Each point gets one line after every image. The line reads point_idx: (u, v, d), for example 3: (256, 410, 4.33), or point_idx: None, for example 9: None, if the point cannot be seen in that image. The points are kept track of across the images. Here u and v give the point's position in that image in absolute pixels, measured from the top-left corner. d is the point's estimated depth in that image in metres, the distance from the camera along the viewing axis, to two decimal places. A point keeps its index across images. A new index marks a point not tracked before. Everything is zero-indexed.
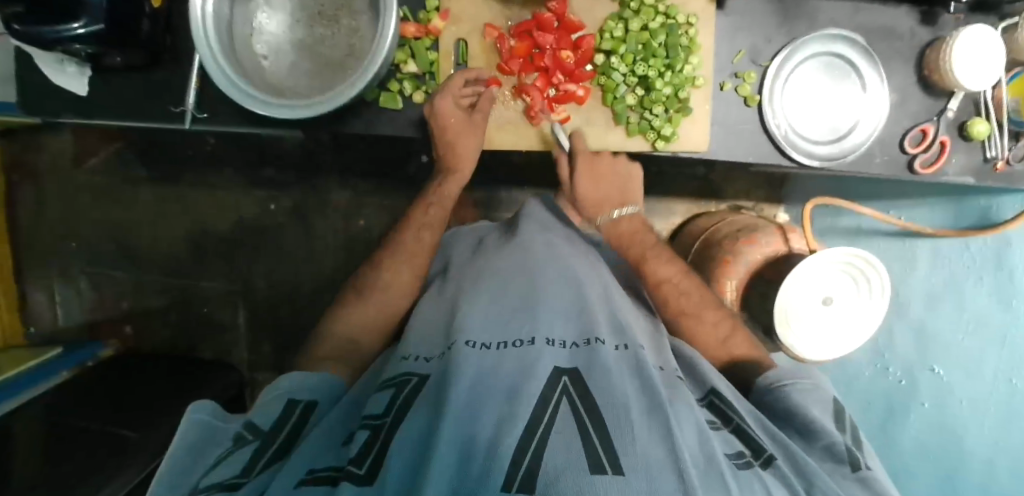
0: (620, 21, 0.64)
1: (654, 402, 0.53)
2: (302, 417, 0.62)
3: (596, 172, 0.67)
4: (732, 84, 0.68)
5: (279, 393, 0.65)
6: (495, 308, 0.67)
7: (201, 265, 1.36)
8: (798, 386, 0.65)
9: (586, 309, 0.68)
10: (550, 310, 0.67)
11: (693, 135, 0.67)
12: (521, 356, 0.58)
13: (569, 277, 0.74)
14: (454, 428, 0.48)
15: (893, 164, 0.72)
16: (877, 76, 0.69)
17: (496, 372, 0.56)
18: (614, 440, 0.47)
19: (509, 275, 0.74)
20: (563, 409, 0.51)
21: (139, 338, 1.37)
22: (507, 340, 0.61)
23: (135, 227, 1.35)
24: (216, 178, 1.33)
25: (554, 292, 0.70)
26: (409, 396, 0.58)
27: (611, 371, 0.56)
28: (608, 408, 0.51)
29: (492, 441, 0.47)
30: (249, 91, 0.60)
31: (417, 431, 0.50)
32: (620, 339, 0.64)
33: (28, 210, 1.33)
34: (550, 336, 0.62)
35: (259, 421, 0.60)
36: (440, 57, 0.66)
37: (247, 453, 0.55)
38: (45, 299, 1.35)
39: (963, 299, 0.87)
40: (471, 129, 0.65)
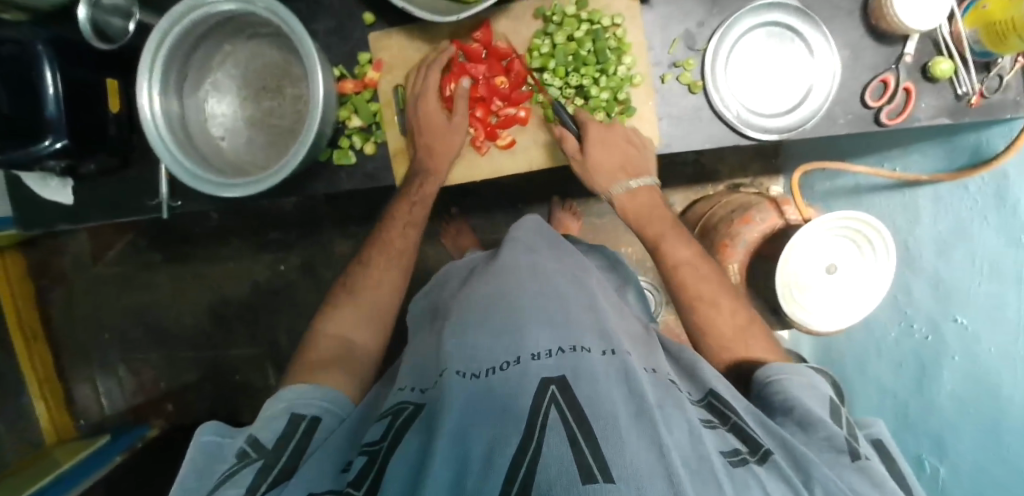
0: (546, 36, 0.65)
1: (643, 408, 0.50)
2: (306, 433, 0.60)
3: (606, 136, 0.66)
4: (674, 74, 0.67)
5: (280, 409, 0.63)
6: (478, 329, 0.62)
7: (223, 335, 1.40)
8: (800, 379, 0.62)
9: (571, 314, 0.64)
10: (537, 322, 0.61)
11: (642, 133, 0.67)
12: (506, 378, 0.54)
13: (556, 284, 0.70)
14: (448, 451, 0.47)
15: (858, 122, 0.70)
16: (822, 36, 0.66)
17: (485, 397, 0.53)
18: (603, 448, 0.44)
19: (489, 285, 0.70)
20: (552, 421, 0.47)
21: (181, 414, 1.41)
22: (493, 362, 0.57)
23: (158, 309, 1.41)
24: (222, 251, 1.39)
25: (538, 296, 0.66)
26: (397, 431, 0.55)
27: (598, 378, 0.53)
28: (596, 417, 0.48)
29: (485, 461, 0.46)
30: (204, 175, 0.63)
31: (411, 459, 0.50)
32: (606, 344, 0.60)
33: (61, 311, 1.41)
34: (536, 350, 0.57)
35: (263, 439, 0.58)
36: (382, 106, 0.69)
37: (248, 473, 0.54)
38: (91, 393, 1.41)
39: (973, 242, 0.81)
40: (452, 131, 0.66)
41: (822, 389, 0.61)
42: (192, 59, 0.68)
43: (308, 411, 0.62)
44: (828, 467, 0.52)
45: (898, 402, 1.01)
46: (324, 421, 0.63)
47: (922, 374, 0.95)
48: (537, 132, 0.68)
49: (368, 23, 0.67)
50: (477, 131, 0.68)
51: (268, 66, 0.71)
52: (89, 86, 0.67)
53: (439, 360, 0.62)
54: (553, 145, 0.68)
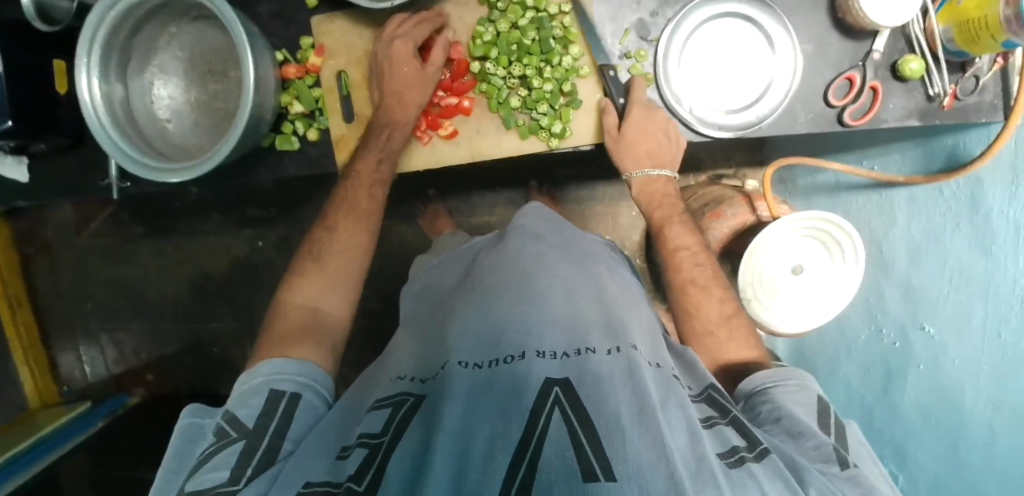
0: (490, 23, 0.63)
1: (646, 405, 0.47)
2: (291, 410, 0.57)
3: (646, 124, 0.62)
4: (625, 66, 0.64)
5: (259, 386, 0.58)
6: (477, 321, 0.59)
7: (206, 308, 1.42)
8: (787, 387, 0.60)
9: (578, 315, 0.59)
10: (543, 319, 0.57)
11: (585, 126, 0.65)
12: (510, 374, 0.51)
13: (571, 274, 0.66)
14: (453, 445, 0.46)
15: (819, 121, 0.67)
16: (783, 28, 0.63)
17: (487, 389, 0.50)
18: (605, 446, 0.43)
19: (493, 271, 0.67)
20: (556, 424, 0.45)
21: (161, 383, 1.44)
22: (497, 353, 0.54)
23: (141, 281, 1.42)
24: (203, 226, 1.40)
25: (538, 283, 0.63)
26: (400, 421, 0.52)
27: (603, 381, 0.49)
28: (598, 414, 0.46)
29: (487, 454, 0.45)
30: (138, 160, 0.62)
31: (410, 455, 0.47)
32: (614, 341, 0.55)
33: (46, 280, 1.42)
34: (541, 347, 0.53)
35: (243, 418, 0.55)
36: (325, 92, 0.68)
37: (229, 456, 0.51)
38: (74, 359, 1.44)
39: (944, 248, 0.78)
40: (421, 84, 0.63)
41: (813, 395, 0.59)
42: (134, 42, 0.67)
43: (288, 387, 0.58)
44: (819, 474, 0.50)
45: (865, 406, 0.98)
46: (308, 396, 0.59)
47: (887, 383, 0.92)
48: (482, 122, 0.65)
49: (310, 7, 0.66)
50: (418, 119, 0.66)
51: (214, 48, 0.70)
52: (34, 67, 0.68)
53: (441, 346, 0.59)
54: (499, 136, 0.65)
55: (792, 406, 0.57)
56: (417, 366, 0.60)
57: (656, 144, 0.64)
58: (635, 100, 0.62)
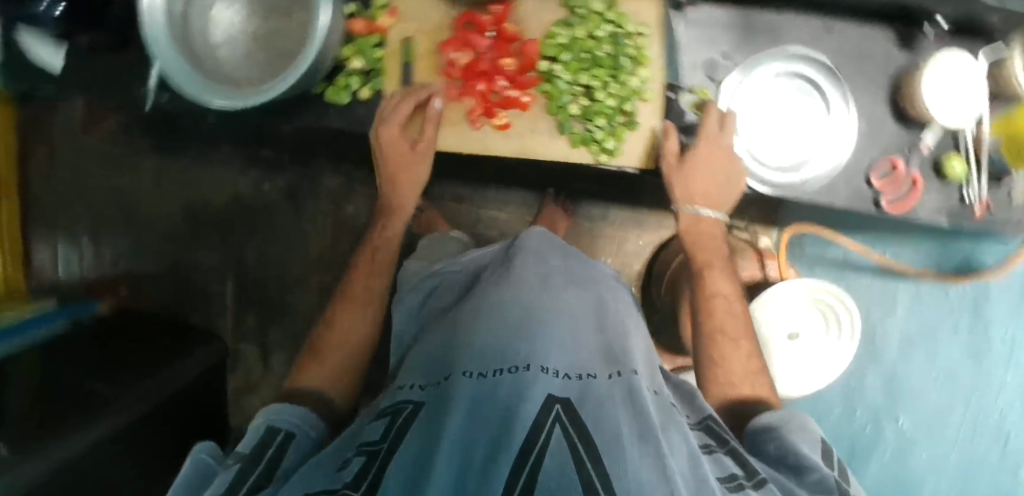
0: (567, 27, 0.62)
1: (644, 426, 0.49)
2: (285, 445, 0.58)
3: (712, 155, 0.62)
4: (688, 100, 0.64)
5: (259, 424, 0.61)
6: (484, 334, 0.60)
7: (197, 237, 1.40)
8: (793, 427, 0.60)
9: (580, 338, 0.61)
10: (548, 338, 0.59)
11: (638, 149, 0.65)
12: (514, 385, 0.52)
13: (580, 303, 0.68)
14: (456, 452, 0.46)
15: (856, 198, 0.68)
16: (843, 98, 0.65)
17: (491, 399, 0.51)
18: (603, 458, 0.44)
19: (505, 289, 0.68)
20: (556, 437, 0.46)
21: (134, 300, 1.41)
22: (502, 364, 0.55)
23: (137, 195, 1.39)
24: (215, 156, 1.37)
25: (548, 307, 0.64)
26: (402, 428, 0.53)
27: (605, 403, 0.51)
28: (598, 431, 0.47)
29: (488, 459, 0.45)
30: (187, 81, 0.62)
31: (410, 456, 0.47)
32: (614, 367, 0.58)
33: (39, 171, 1.37)
34: (546, 363, 0.55)
35: (241, 448, 0.56)
36: (387, 54, 0.65)
37: (225, 477, 0.52)
38: (50, 257, 1.39)
39: (937, 347, 0.87)
40: (416, 159, 0.66)
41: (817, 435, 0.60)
42: None
43: (285, 425, 0.60)
44: None
45: None
46: (302, 435, 0.61)
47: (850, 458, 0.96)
48: (536, 121, 0.64)
49: None
50: (474, 104, 0.64)
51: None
52: None
53: (449, 354, 0.60)
54: (550, 139, 0.64)
55: (798, 444, 0.57)
56: (423, 374, 0.61)
57: (714, 180, 0.63)
58: (706, 132, 0.62)
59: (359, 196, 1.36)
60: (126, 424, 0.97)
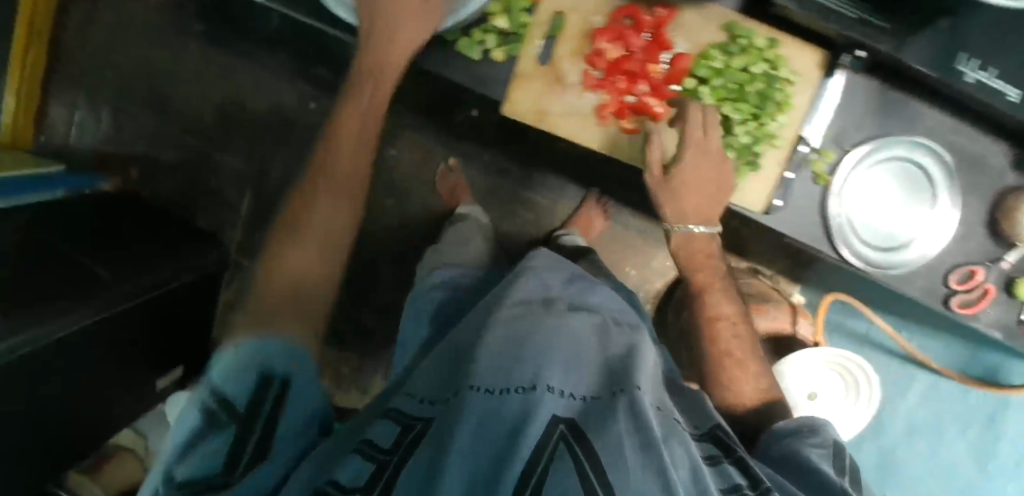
0: (724, 53, 0.60)
1: (645, 439, 0.39)
2: (282, 397, 0.45)
3: (705, 168, 0.60)
4: (810, 156, 0.64)
5: (247, 360, 0.45)
6: (492, 348, 0.51)
7: (224, 137, 1.30)
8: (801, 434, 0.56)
9: (590, 355, 0.51)
10: (554, 352, 0.49)
11: (751, 191, 0.65)
12: (516, 402, 0.42)
13: (597, 327, 0.59)
14: (457, 468, 0.37)
15: (928, 292, 0.70)
16: (951, 197, 0.67)
17: (495, 413, 0.42)
18: (609, 475, 0.36)
19: (519, 311, 0.59)
20: (562, 458, 0.37)
21: (144, 185, 1.33)
22: (507, 383, 0.45)
23: (171, 76, 1.28)
24: (264, 58, 1.26)
25: (563, 327, 0.55)
26: (407, 443, 0.44)
27: (615, 417, 0.41)
28: (604, 446, 0.38)
29: (493, 478, 0.36)
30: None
31: (418, 468, 0.38)
32: (617, 379, 0.47)
33: (75, 24, 1.27)
34: (553, 380, 0.45)
35: (231, 395, 0.43)
36: (534, 23, 0.63)
37: (216, 442, 0.42)
38: (65, 116, 1.30)
39: (941, 443, 1.03)
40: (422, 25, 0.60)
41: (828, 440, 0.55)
42: None
43: (282, 368, 0.46)
44: None
45: None
46: (300, 379, 0.47)
47: None
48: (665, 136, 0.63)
49: None
50: (610, 100, 0.62)
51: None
52: None
53: (455, 369, 0.52)
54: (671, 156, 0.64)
55: (804, 451, 0.53)
56: (433, 387, 0.52)
57: (708, 196, 0.61)
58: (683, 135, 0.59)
59: (404, 142, 1.26)
60: (123, 310, 0.89)
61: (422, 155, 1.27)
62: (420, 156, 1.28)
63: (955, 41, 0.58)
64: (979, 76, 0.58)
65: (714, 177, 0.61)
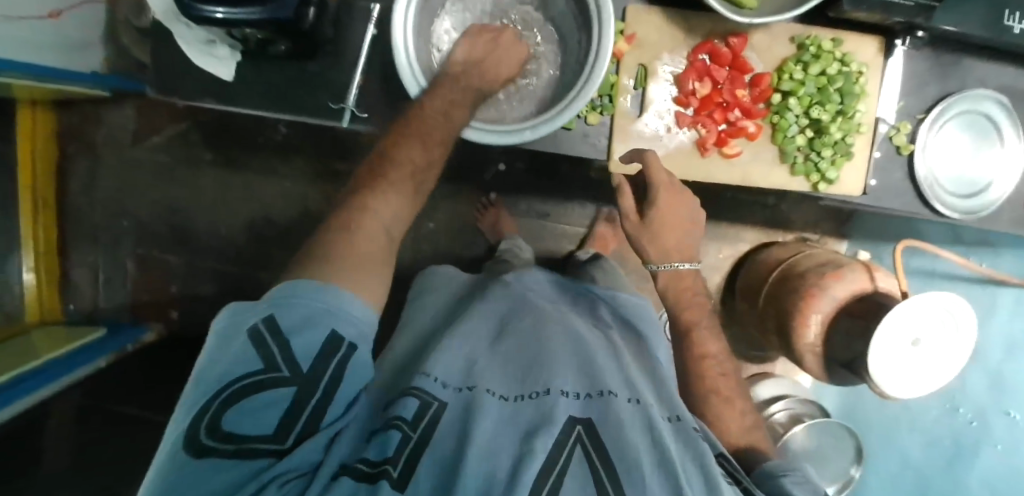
0: (798, 63, 0.65)
1: (664, 460, 0.43)
2: (344, 366, 0.42)
3: (676, 201, 0.62)
4: (888, 132, 0.69)
5: (317, 311, 0.42)
6: (508, 362, 0.54)
7: (254, 254, 1.25)
8: (794, 477, 0.52)
9: (599, 360, 0.55)
10: (564, 361, 0.53)
11: (851, 178, 0.69)
12: (537, 407, 0.47)
13: (597, 332, 0.63)
14: (482, 461, 0.40)
15: (1017, 222, 0.74)
16: (1014, 135, 0.72)
17: (515, 418, 0.46)
18: (623, 484, 0.41)
19: (524, 314, 0.62)
20: (577, 462, 0.42)
21: (186, 325, 1.27)
22: (523, 391, 0.49)
23: (190, 209, 1.25)
24: (279, 168, 1.23)
25: (570, 334, 0.59)
26: (428, 423, 0.45)
27: (625, 425, 0.45)
28: (618, 456, 0.43)
29: (514, 473, 0.40)
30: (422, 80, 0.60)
31: (441, 464, 0.41)
32: (631, 392, 0.51)
33: (80, 184, 1.24)
34: (565, 386, 0.49)
35: (303, 352, 0.40)
36: (620, 80, 0.64)
37: (276, 401, 0.39)
38: (89, 277, 1.26)
39: None
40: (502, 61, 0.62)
41: (817, 488, 0.52)
42: None
43: (350, 333, 0.43)
44: None
45: (920, 477, 1.07)
46: (364, 349, 0.44)
47: (954, 458, 1.02)
48: (761, 150, 0.67)
49: None
50: (708, 133, 0.65)
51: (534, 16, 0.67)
52: None
53: (469, 365, 0.54)
54: (772, 167, 0.68)
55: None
56: (453, 375, 0.52)
57: (683, 231, 0.63)
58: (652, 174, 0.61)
59: (441, 212, 1.25)
60: None
61: (460, 218, 1.26)
62: (456, 219, 1.26)
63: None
64: None
65: (682, 219, 0.63)
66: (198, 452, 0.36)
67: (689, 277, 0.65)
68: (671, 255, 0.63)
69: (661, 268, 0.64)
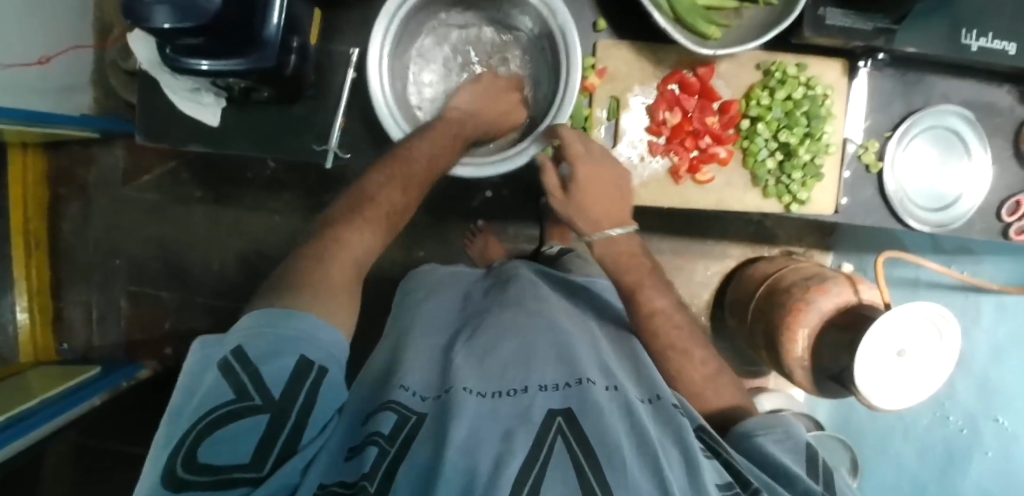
0: (765, 89, 0.67)
1: (644, 446, 0.39)
2: (316, 390, 0.42)
3: (600, 176, 0.62)
4: (856, 151, 0.71)
5: (289, 338, 0.42)
6: (485, 357, 0.50)
7: (247, 287, 1.26)
8: (773, 435, 0.49)
9: (580, 347, 0.51)
10: (544, 352, 0.49)
11: (823, 198, 0.71)
12: (515, 403, 0.43)
13: (576, 314, 0.60)
14: (461, 460, 0.36)
15: (988, 231, 0.75)
16: (981, 147, 0.73)
17: (493, 414, 0.41)
18: (608, 475, 0.36)
19: (509, 307, 0.58)
20: (560, 454, 0.38)
21: (181, 359, 1.26)
22: (501, 386, 0.45)
23: (183, 245, 1.26)
24: (271, 202, 1.24)
25: (553, 322, 0.55)
26: (408, 434, 0.42)
27: (606, 411, 0.42)
28: (600, 445, 0.38)
29: (495, 467, 0.36)
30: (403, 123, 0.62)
31: (420, 467, 0.37)
32: (608, 379, 0.48)
33: (72, 224, 1.25)
34: (544, 379, 0.45)
35: (271, 376, 0.40)
36: (593, 112, 0.67)
37: (246, 427, 0.38)
38: (82, 315, 1.26)
39: None
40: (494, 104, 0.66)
41: (801, 442, 0.49)
42: (416, 19, 0.66)
43: (319, 356, 0.43)
44: None
45: (918, 484, 1.07)
46: (335, 371, 0.44)
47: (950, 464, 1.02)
48: (733, 174, 0.69)
49: (598, 29, 0.66)
50: (681, 161, 0.67)
51: (505, 44, 0.71)
52: (297, 17, 0.61)
53: (448, 365, 0.50)
54: (745, 190, 0.70)
55: (782, 457, 0.46)
56: (427, 382, 0.49)
57: (611, 198, 0.63)
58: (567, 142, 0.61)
59: (431, 241, 1.27)
60: None
61: (449, 245, 1.27)
62: (446, 246, 1.27)
63: (956, 20, 0.66)
64: (980, 43, 0.66)
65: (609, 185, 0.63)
66: (178, 485, 0.36)
67: (625, 240, 0.64)
68: (602, 223, 0.63)
69: (596, 238, 0.63)
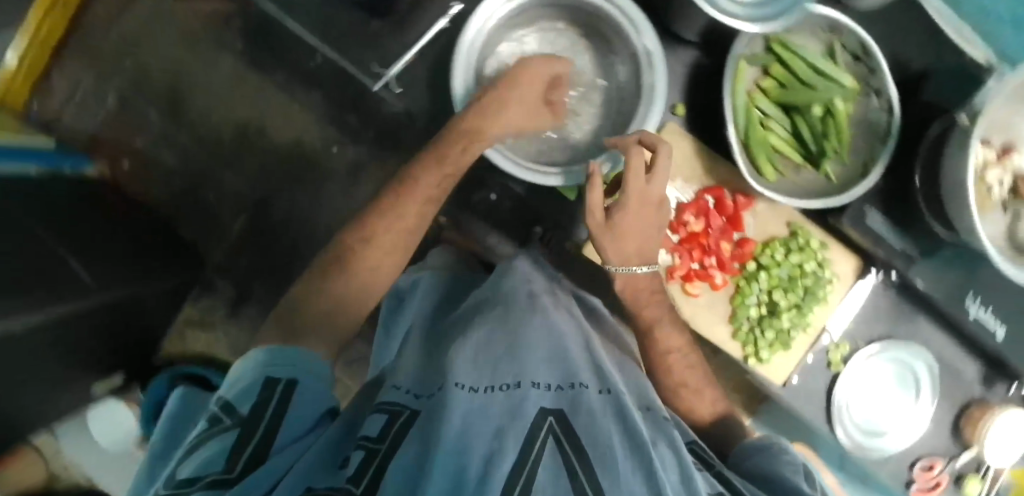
0: (783, 247, 0.70)
1: (636, 441, 0.34)
2: (285, 399, 0.41)
3: (642, 211, 0.58)
4: (827, 344, 0.74)
5: (256, 380, 0.42)
6: (473, 352, 0.44)
7: (231, 154, 1.19)
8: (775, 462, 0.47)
9: (573, 354, 0.47)
10: (540, 355, 0.44)
11: (781, 365, 0.72)
12: (507, 399, 0.37)
13: (583, 326, 0.56)
14: (447, 460, 0.30)
15: (894, 474, 0.78)
16: (931, 400, 0.76)
17: (485, 408, 0.35)
18: (599, 475, 0.31)
19: (498, 306, 0.55)
20: (550, 453, 0.32)
21: (132, 180, 1.20)
22: (493, 379, 0.40)
23: (191, 77, 1.18)
24: (298, 92, 1.15)
25: (553, 330, 0.50)
26: (397, 434, 0.36)
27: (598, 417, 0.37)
28: (591, 442, 0.33)
29: (485, 467, 0.30)
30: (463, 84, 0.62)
31: (408, 465, 0.31)
32: (603, 383, 0.43)
33: None
34: (537, 380, 0.40)
35: (238, 399, 0.40)
36: None
37: (218, 448, 0.36)
38: (65, 88, 1.19)
39: None
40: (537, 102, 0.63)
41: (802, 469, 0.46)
42: (531, 10, 0.66)
43: (284, 374, 0.43)
44: None
45: None
46: (305, 382, 0.44)
47: None
48: (718, 301, 0.71)
49: (675, 112, 0.69)
50: (680, 264, 0.69)
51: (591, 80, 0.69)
52: None
53: (440, 365, 0.45)
54: (719, 321, 0.71)
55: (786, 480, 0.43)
56: (418, 381, 0.45)
57: (645, 237, 0.60)
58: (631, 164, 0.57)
59: None
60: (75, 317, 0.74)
61: None
62: None
63: (971, 278, 0.69)
64: (979, 312, 0.69)
65: (648, 222, 0.60)
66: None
67: (646, 280, 0.62)
68: (631, 259, 0.60)
69: (619, 270, 0.61)
